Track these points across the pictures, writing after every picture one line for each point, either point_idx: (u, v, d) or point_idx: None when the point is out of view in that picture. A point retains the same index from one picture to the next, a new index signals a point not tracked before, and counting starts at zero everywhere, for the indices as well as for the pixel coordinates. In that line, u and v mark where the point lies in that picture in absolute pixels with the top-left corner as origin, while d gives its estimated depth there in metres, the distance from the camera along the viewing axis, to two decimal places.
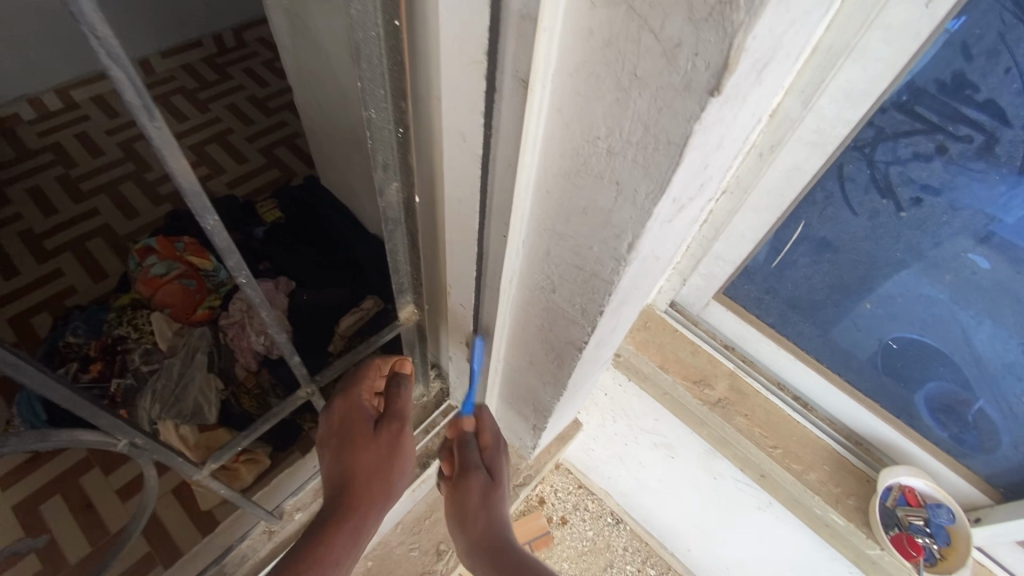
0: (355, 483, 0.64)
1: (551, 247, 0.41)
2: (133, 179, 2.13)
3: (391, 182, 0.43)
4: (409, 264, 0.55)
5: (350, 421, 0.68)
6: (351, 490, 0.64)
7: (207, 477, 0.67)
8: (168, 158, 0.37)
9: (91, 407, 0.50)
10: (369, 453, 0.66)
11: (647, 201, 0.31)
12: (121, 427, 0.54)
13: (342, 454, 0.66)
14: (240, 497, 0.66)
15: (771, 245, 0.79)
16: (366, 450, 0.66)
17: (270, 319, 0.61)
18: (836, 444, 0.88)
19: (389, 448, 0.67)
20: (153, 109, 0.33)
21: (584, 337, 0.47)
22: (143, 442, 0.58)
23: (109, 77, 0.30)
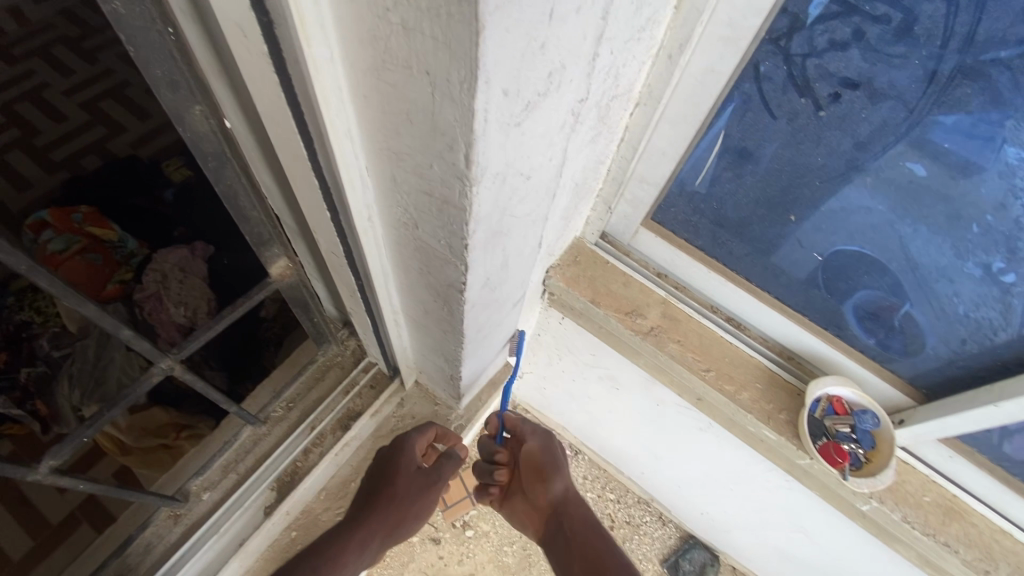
0: (382, 502, 0.70)
1: (394, 172, 0.34)
2: (20, 146, 1.94)
3: (188, 103, 0.35)
4: (261, 211, 0.46)
5: (399, 456, 0.76)
6: (375, 506, 0.69)
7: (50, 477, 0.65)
8: None
9: None
10: (407, 486, 0.73)
11: (463, 94, 0.24)
12: None
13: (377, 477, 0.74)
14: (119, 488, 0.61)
15: (693, 162, 0.74)
16: (404, 480, 0.73)
17: (68, 294, 0.55)
18: (768, 361, 0.88)
19: (428, 482, 0.75)
20: None
21: (461, 277, 0.41)
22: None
23: None
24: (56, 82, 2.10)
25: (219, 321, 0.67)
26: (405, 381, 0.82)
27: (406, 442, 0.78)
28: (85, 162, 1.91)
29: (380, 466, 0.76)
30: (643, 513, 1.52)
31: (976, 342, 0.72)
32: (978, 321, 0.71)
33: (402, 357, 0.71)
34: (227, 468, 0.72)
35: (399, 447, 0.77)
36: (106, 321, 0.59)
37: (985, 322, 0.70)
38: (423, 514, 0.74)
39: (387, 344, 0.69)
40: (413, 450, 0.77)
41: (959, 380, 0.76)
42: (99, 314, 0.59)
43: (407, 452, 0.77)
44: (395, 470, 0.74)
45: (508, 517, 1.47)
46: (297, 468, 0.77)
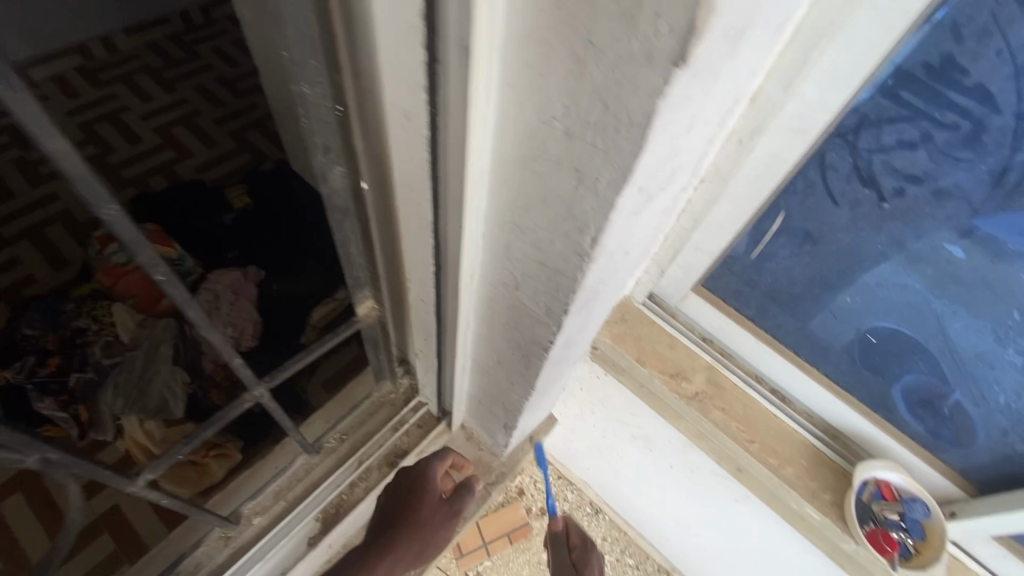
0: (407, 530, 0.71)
1: (511, 241, 0.38)
2: (95, 162, 2.08)
3: (335, 166, 0.40)
4: (364, 256, 0.51)
5: (423, 482, 0.75)
6: (401, 536, 0.70)
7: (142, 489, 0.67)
8: None
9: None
10: (429, 515, 0.73)
11: (610, 190, 0.28)
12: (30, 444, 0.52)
13: (401, 504, 0.73)
14: (186, 503, 0.63)
15: (750, 236, 0.77)
16: (429, 510, 0.73)
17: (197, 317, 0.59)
18: (813, 438, 0.87)
19: (448, 512, 0.75)
20: None
21: (550, 337, 0.44)
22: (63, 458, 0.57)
23: None
24: (136, 107, 2.27)
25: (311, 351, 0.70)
26: (452, 424, 0.83)
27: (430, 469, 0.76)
28: (151, 182, 2.04)
29: (404, 494, 0.74)
30: None
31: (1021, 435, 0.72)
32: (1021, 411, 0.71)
33: (457, 401, 0.73)
34: (278, 493, 0.75)
35: (424, 473, 0.76)
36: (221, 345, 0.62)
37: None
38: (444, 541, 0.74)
39: (446, 388, 0.71)
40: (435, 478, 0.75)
41: (1017, 476, 0.74)
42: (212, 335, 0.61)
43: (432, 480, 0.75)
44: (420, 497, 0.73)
45: (523, 572, 1.43)
46: (342, 500, 0.78)
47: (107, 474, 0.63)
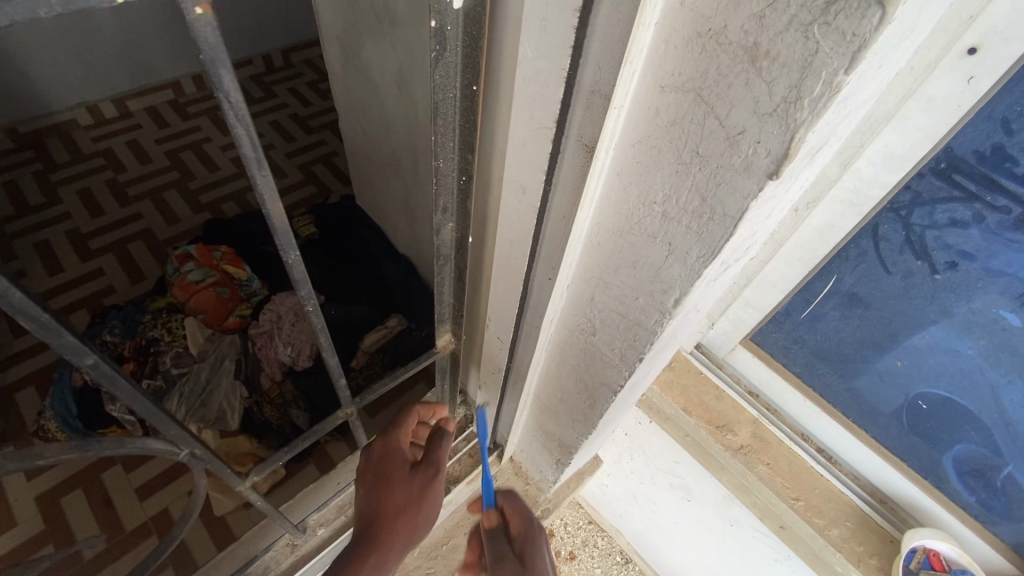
0: (385, 519, 0.66)
1: (595, 294, 0.43)
2: (177, 186, 2.27)
3: (447, 223, 0.47)
4: (453, 296, 0.58)
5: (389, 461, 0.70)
6: (381, 524, 0.66)
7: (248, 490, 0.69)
8: (267, 202, 0.42)
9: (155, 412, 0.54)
10: (401, 494, 0.68)
11: (697, 263, 0.33)
12: (184, 439, 0.61)
13: (370, 493, 0.69)
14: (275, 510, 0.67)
15: (802, 297, 0.80)
16: (399, 489, 0.68)
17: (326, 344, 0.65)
18: (860, 500, 0.87)
19: (422, 487, 0.69)
20: (262, 161, 0.38)
21: (619, 380, 0.49)
22: (201, 455, 0.64)
23: (232, 134, 0.35)
24: (217, 139, 2.49)
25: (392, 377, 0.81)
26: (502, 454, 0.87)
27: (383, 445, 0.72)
28: (225, 207, 2.21)
29: (370, 482, 0.70)
30: None
31: None
32: None
33: (512, 433, 0.77)
34: (341, 508, 0.79)
35: (383, 447, 0.72)
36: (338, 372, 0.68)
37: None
38: (433, 511, 0.69)
39: (503, 420, 0.76)
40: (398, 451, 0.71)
41: None
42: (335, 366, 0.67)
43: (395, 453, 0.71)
44: (388, 479, 0.69)
45: None
46: None
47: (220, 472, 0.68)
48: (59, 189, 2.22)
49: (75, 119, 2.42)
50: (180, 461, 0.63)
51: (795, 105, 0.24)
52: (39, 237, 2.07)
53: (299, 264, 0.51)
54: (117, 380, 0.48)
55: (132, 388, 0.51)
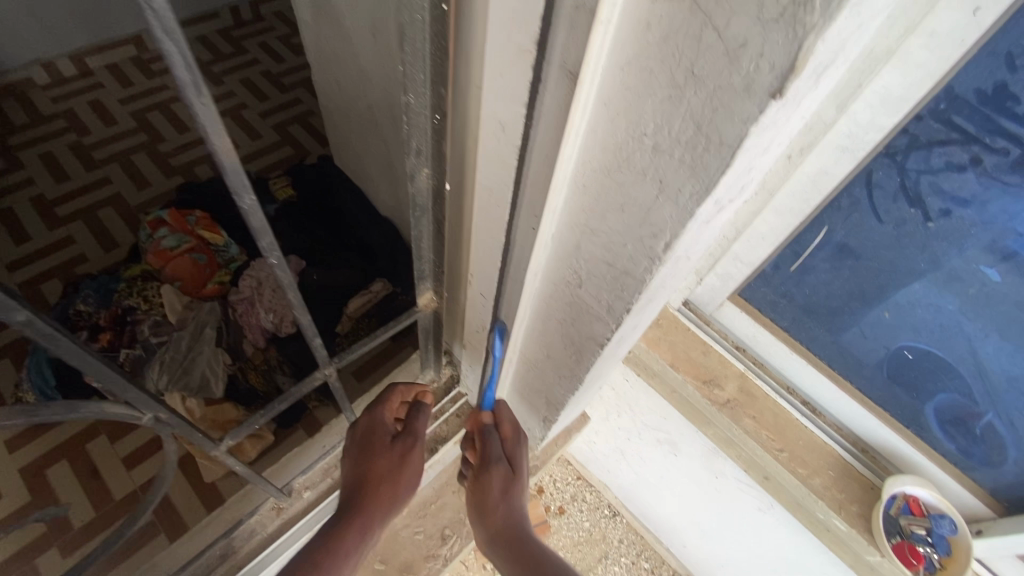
0: (370, 484, 0.71)
1: (582, 242, 0.41)
2: (146, 149, 2.17)
3: (423, 168, 0.44)
4: (432, 251, 0.55)
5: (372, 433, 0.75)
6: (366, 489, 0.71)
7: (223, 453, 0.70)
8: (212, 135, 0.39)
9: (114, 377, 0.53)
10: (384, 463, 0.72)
11: (691, 202, 0.31)
12: (146, 402, 0.59)
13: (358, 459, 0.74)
14: (253, 473, 0.66)
15: (792, 249, 0.79)
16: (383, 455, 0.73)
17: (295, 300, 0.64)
18: (842, 450, 0.88)
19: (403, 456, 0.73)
20: (201, 86, 0.36)
21: (606, 333, 0.47)
22: (165, 419, 0.63)
23: (164, 52, 0.32)
24: (186, 98, 2.36)
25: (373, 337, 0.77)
26: None
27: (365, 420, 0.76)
28: (198, 170, 2.12)
29: (356, 451, 0.75)
30: None
31: None
32: None
33: (498, 393, 0.77)
34: (327, 472, 0.78)
35: (367, 421, 0.76)
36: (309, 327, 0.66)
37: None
38: (414, 479, 0.73)
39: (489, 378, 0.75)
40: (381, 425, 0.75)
41: None
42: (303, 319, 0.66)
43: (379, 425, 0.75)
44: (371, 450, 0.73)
45: None
46: None
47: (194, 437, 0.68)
48: (20, 153, 2.10)
49: (31, 78, 2.28)
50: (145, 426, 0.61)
51: (805, 7, 0.21)
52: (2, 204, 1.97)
53: (253, 212, 0.49)
54: (56, 338, 0.45)
55: (76, 346, 0.48)
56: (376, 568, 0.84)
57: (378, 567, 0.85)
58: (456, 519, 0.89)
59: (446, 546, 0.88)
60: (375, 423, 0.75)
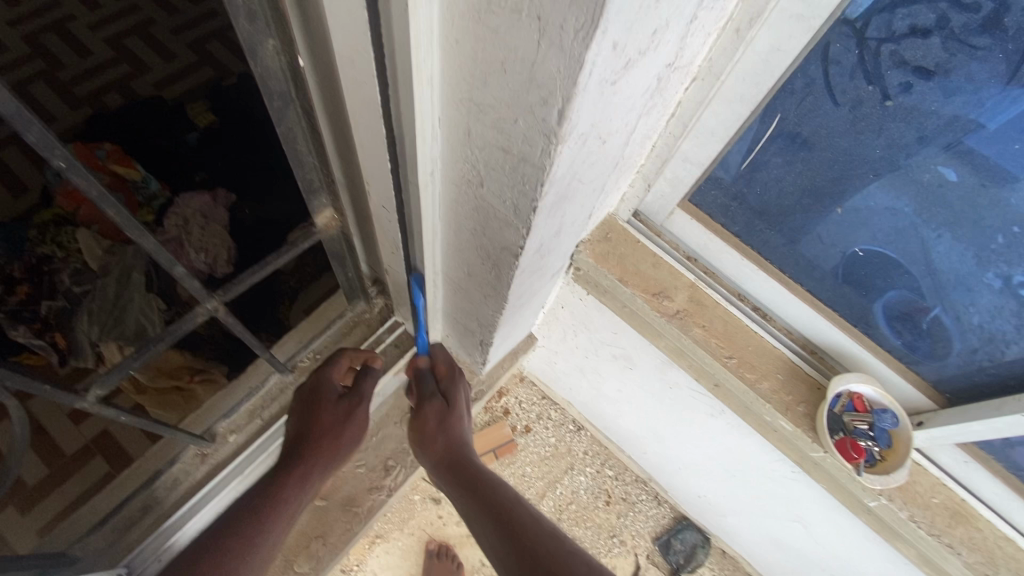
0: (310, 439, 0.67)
1: (470, 125, 0.33)
2: (43, 77, 1.90)
3: (265, 38, 0.34)
4: (315, 155, 0.46)
5: (317, 390, 0.70)
6: (305, 443, 0.67)
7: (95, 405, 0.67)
8: None
9: None
10: (326, 420, 0.68)
11: (576, 43, 0.23)
12: None
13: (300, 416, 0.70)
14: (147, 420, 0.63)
15: (742, 145, 0.73)
16: (326, 412, 0.68)
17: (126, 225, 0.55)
18: (791, 353, 0.88)
19: (347, 413, 0.69)
20: None
21: (518, 240, 0.40)
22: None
23: None
24: (82, 15, 2.05)
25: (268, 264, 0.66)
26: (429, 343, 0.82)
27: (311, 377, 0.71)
28: (107, 99, 1.88)
29: (299, 407, 0.70)
30: (639, 492, 1.55)
31: (987, 354, 0.73)
32: (993, 332, 0.72)
33: (432, 320, 0.71)
34: (253, 414, 0.74)
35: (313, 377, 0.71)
36: (161, 255, 0.59)
37: (998, 334, 0.71)
38: (358, 437, 0.70)
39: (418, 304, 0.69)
40: (326, 380, 0.70)
41: (986, 386, 0.75)
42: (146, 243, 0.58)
43: (324, 381, 0.71)
44: (314, 405, 0.69)
45: (508, 483, 1.49)
46: None
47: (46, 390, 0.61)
48: None
49: None
50: None
51: None
52: None
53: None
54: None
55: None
56: (318, 505, 0.82)
57: (320, 504, 0.82)
58: (400, 450, 0.87)
59: (390, 477, 0.86)
60: (320, 379, 0.70)
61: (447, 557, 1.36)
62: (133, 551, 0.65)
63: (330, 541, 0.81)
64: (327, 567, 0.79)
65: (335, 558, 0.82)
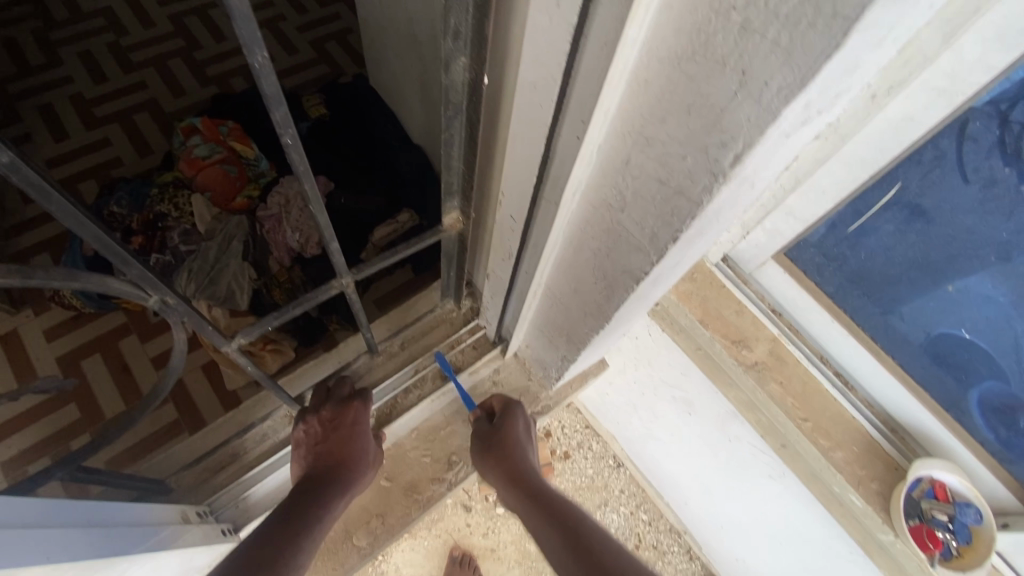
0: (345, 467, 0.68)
1: (632, 155, 0.36)
2: (182, 55, 2.11)
3: (460, 55, 0.39)
4: (462, 160, 0.51)
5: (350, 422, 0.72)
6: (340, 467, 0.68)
7: (235, 351, 0.64)
8: None
9: (121, 253, 0.46)
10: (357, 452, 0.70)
11: (776, 99, 0.25)
12: (150, 281, 0.50)
13: (331, 446, 0.69)
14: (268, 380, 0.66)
15: (854, 208, 0.73)
16: (357, 444, 0.70)
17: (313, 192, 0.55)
18: (871, 428, 0.84)
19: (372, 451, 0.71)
20: None
21: (645, 267, 0.42)
22: (173, 304, 0.54)
23: None
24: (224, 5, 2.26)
25: (402, 249, 0.67)
26: (507, 350, 0.84)
27: (354, 412, 0.72)
28: (233, 82, 2.06)
29: (334, 436, 0.70)
30: (672, 543, 1.50)
31: None
32: None
33: (518, 327, 0.74)
34: None
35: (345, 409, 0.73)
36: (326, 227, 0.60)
37: None
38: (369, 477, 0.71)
39: (509, 313, 0.74)
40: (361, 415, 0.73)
41: None
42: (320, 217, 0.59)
43: (357, 415, 0.73)
44: (349, 436, 0.70)
45: None
46: (396, 403, 0.81)
47: (204, 330, 0.60)
48: (60, 49, 2.08)
49: None
50: (151, 309, 0.53)
51: None
52: (41, 99, 1.97)
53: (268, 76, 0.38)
54: (47, 193, 0.38)
55: (68, 206, 0.40)
56: (382, 485, 0.86)
57: (384, 484, 0.86)
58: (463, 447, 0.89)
59: (452, 471, 0.88)
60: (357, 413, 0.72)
61: (469, 567, 1.37)
62: (214, 494, 0.70)
63: (388, 522, 0.85)
64: (383, 544, 0.83)
65: (390, 538, 0.86)
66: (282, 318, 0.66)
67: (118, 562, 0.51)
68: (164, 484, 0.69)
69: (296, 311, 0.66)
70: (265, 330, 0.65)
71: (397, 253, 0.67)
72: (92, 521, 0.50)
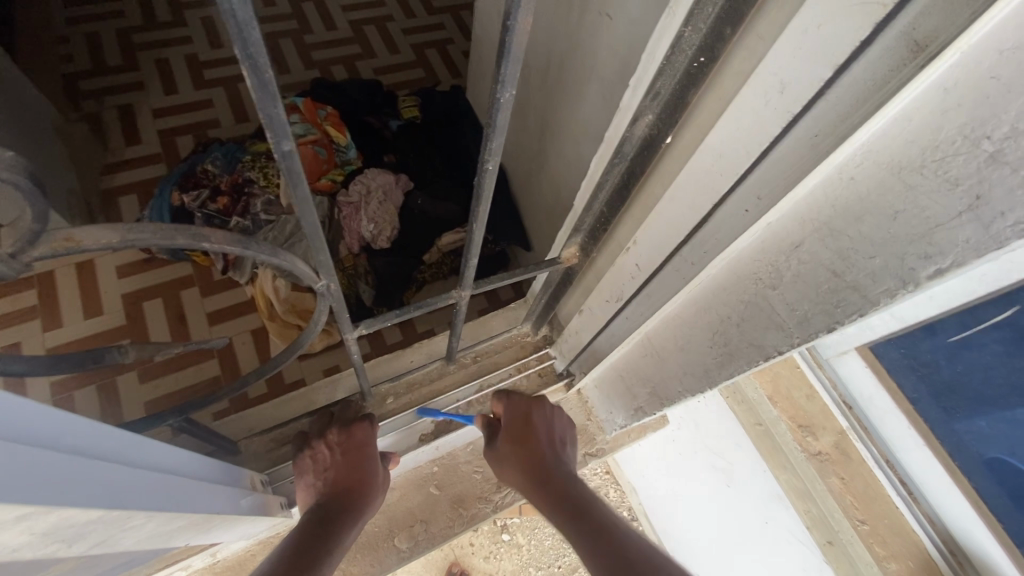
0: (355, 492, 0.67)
1: (808, 241, 0.37)
2: (293, 37, 2.22)
3: (647, 114, 0.43)
4: (605, 203, 0.53)
5: (354, 448, 0.70)
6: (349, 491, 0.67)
7: (351, 339, 0.65)
8: None
9: (319, 243, 0.48)
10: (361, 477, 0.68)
11: (1009, 230, 0.26)
12: (325, 269, 0.53)
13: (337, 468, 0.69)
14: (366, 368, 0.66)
15: (961, 319, 0.70)
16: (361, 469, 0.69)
17: (480, 216, 0.53)
18: (931, 546, 0.81)
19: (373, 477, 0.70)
20: None
21: (777, 346, 0.43)
22: (332, 291, 0.56)
23: None
24: None
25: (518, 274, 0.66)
26: (572, 385, 0.85)
27: (363, 432, 0.71)
28: (335, 70, 2.15)
29: (343, 459, 0.69)
30: None
31: None
32: None
33: (594, 367, 0.74)
34: (411, 386, 0.81)
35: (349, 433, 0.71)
36: (473, 249, 0.57)
37: None
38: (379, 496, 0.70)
39: (587, 351, 0.74)
40: (363, 441, 0.70)
41: None
42: (475, 239, 0.56)
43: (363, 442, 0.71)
44: (354, 462, 0.69)
45: (545, 542, 1.42)
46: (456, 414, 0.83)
47: (341, 317, 0.61)
48: None
49: None
50: (314, 291, 0.55)
51: None
52: None
53: (505, 110, 0.38)
54: (298, 179, 0.38)
55: (306, 194, 0.41)
56: (432, 492, 0.87)
57: (433, 492, 0.88)
58: None
59: (499, 494, 0.89)
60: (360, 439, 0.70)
61: None
62: (275, 465, 0.75)
63: (431, 530, 0.86)
64: (422, 552, 0.83)
65: (429, 547, 0.86)
66: (399, 316, 0.68)
67: (212, 521, 0.52)
68: (236, 446, 0.73)
69: (413, 314, 0.68)
70: (384, 324, 0.67)
71: (512, 275, 0.66)
72: (199, 476, 0.51)
